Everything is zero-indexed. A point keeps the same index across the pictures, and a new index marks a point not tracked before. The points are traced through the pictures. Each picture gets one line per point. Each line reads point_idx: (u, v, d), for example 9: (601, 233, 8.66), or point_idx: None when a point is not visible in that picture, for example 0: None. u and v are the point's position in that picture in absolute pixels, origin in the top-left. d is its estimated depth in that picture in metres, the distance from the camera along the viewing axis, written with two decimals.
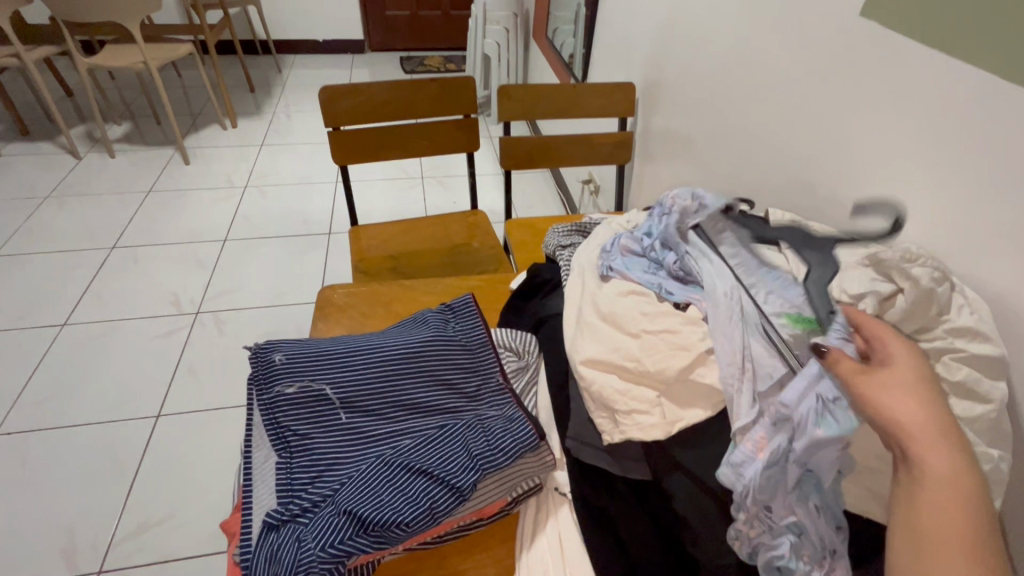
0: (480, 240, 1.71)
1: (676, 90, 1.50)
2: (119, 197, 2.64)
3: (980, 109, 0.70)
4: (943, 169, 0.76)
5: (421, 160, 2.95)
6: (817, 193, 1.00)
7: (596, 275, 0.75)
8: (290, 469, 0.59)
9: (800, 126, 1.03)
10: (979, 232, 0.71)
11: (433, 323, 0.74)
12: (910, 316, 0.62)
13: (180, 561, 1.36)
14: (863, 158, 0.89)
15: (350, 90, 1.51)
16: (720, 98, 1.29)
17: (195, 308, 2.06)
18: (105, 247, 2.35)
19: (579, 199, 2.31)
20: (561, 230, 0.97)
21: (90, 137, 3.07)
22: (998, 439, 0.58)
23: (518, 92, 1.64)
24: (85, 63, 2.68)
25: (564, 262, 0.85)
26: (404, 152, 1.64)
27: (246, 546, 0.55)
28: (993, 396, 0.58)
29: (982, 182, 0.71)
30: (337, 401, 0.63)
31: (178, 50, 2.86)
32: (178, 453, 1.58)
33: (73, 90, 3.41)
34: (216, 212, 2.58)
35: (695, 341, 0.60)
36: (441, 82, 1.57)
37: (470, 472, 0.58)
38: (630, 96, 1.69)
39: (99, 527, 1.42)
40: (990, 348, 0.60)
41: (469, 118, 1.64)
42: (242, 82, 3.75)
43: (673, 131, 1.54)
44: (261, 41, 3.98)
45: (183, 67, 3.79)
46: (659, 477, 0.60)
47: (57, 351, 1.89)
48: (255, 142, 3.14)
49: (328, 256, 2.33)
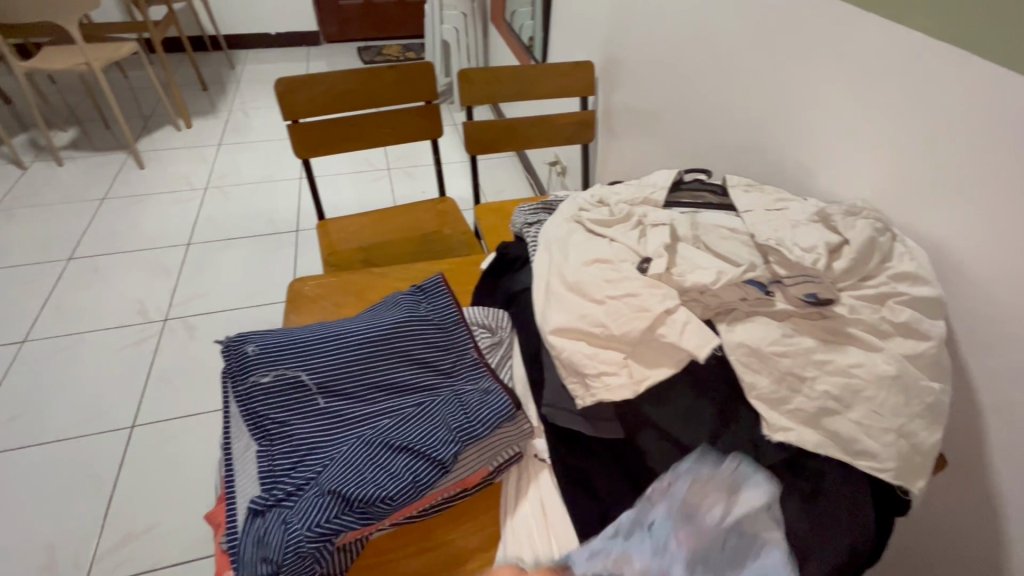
0: (450, 226, 1.71)
1: (634, 66, 1.52)
2: (71, 207, 2.54)
3: (917, 67, 0.74)
4: (884, 127, 0.80)
5: (386, 151, 2.92)
6: (771, 159, 1.04)
7: (561, 248, 0.76)
8: (271, 456, 0.60)
9: (752, 95, 1.06)
10: (922, 182, 0.76)
11: (405, 304, 0.74)
12: (858, 266, 0.66)
13: (169, 568, 1.34)
14: (811, 122, 0.93)
15: (305, 81, 1.48)
16: (676, 73, 1.31)
17: (163, 315, 2.01)
18: (61, 259, 2.26)
19: (547, 181, 2.32)
20: (527, 209, 0.98)
21: (34, 146, 2.93)
22: (939, 373, 0.62)
23: (480, 76, 1.64)
24: (22, 67, 2.55)
25: (532, 238, 0.87)
26: (365, 143, 1.62)
27: (233, 533, 0.56)
28: (932, 333, 0.62)
29: (921, 136, 0.75)
30: (314, 386, 0.64)
31: (122, 49, 2.75)
32: (157, 462, 1.56)
33: (12, 97, 3.24)
34: (177, 215, 2.51)
35: (655, 302, 0.63)
36: (399, 68, 1.56)
37: (451, 444, 0.60)
38: (591, 74, 1.70)
39: (80, 542, 1.39)
40: (927, 290, 0.64)
41: (431, 105, 1.63)
42: (193, 80, 3.61)
43: (633, 107, 1.56)
44: (210, 36, 3.84)
45: (129, 67, 3.63)
46: (631, 435, 0.63)
47: (18, 368, 1.82)
48: (213, 142, 3.04)
49: (297, 254, 2.30)
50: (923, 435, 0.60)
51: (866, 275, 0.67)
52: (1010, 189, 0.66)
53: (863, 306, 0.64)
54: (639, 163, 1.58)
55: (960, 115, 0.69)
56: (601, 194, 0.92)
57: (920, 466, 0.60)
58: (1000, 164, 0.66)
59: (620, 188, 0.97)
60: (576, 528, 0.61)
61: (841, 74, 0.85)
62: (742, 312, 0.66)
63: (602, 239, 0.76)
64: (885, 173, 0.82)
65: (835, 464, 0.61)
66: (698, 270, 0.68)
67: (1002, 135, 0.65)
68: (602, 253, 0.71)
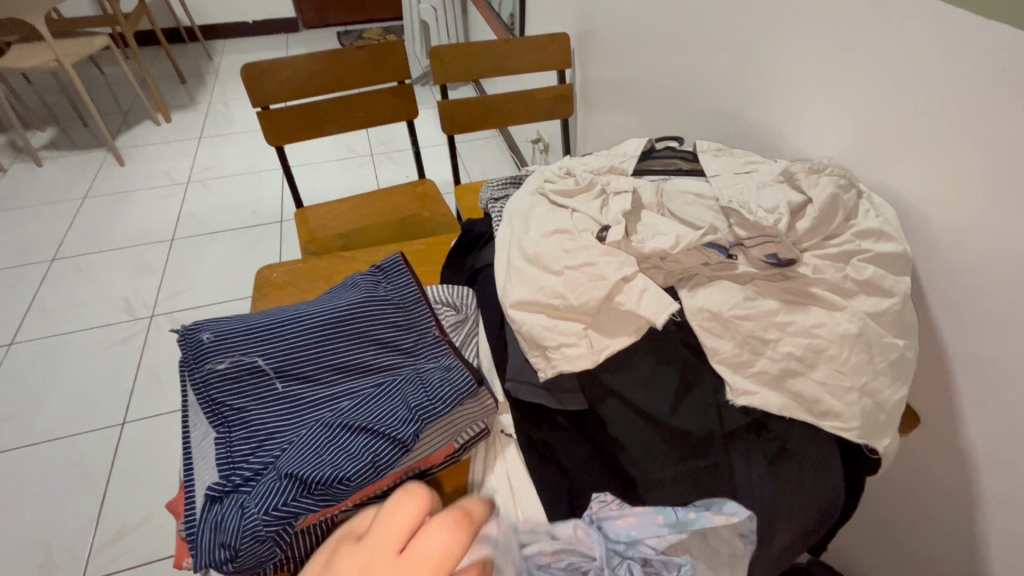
0: (431, 208, 1.69)
1: (607, 35, 1.49)
2: (52, 207, 2.51)
3: (879, 16, 0.72)
4: (849, 82, 0.78)
5: (369, 137, 2.88)
6: (744, 122, 1.02)
7: (522, 220, 0.75)
8: (230, 443, 0.59)
9: (723, 57, 1.03)
10: (889, 136, 0.74)
11: (364, 285, 0.73)
12: (820, 223, 0.65)
13: (165, 560, 1.36)
14: (780, 80, 0.90)
15: (271, 67, 1.44)
16: (649, 39, 1.28)
17: (150, 311, 2.00)
18: (45, 260, 2.24)
19: (531, 159, 2.29)
20: (495, 184, 0.96)
21: (11, 147, 2.89)
22: (904, 329, 0.61)
23: (450, 53, 1.60)
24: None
25: (496, 213, 0.86)
26: (339, 127, 1.59)
27: (191, 521, 0.56)
28: (895, 289, 0.61)
29: (885, 89, 0.73)
30: (271, 371, 0.63)
31: (94, 43, 2.69)
32: (150, 455, 1.57)
33: None
34: (160, 210, 2.49)
35: (612, 271, 0.62)
36: (368, 49, 1.52)
37: (411, 423, 0.59)
38: (566, 46, 1.66)
39: (78, 538, 1.41)
40: (892, 247, 0.63)
41: (404, 85, 1.60)
42: (171, 73, 3.55)
43: (609, 78, 1.53)
44: (185, 28, 3.76)
45: (105, 63, 3.57)
46: (594, 406, 0.62)
47: (9, 370, 1.82)
48: (193, 135, 3.00)
49: (283, 244, 2.28)
50: (887, 390, 0.59)
51: (831, 235, 0.65)
52: (974, 141, 0.64)
53: (825, 265, 0.63)
54: (619, 135, 1.55)
55: (924, 66, 0.67)
56: (568, 164, 0.90)
57: (886, 422, 0.59)
58: (962, 115, 0.65)
59: (590, 159, 0.95)
60: (543, 503, 0.61)
61: (807, 28, 0.83)
62: (704, 277, 0.65)
63: (564, 211, 0.75)
64: (853, 129, 0.79)
65: (802, 426, 0.60)
66: (657, 237, 0.66)
67: (966, 82, 0.63)
68: (562, 224, 0.70)
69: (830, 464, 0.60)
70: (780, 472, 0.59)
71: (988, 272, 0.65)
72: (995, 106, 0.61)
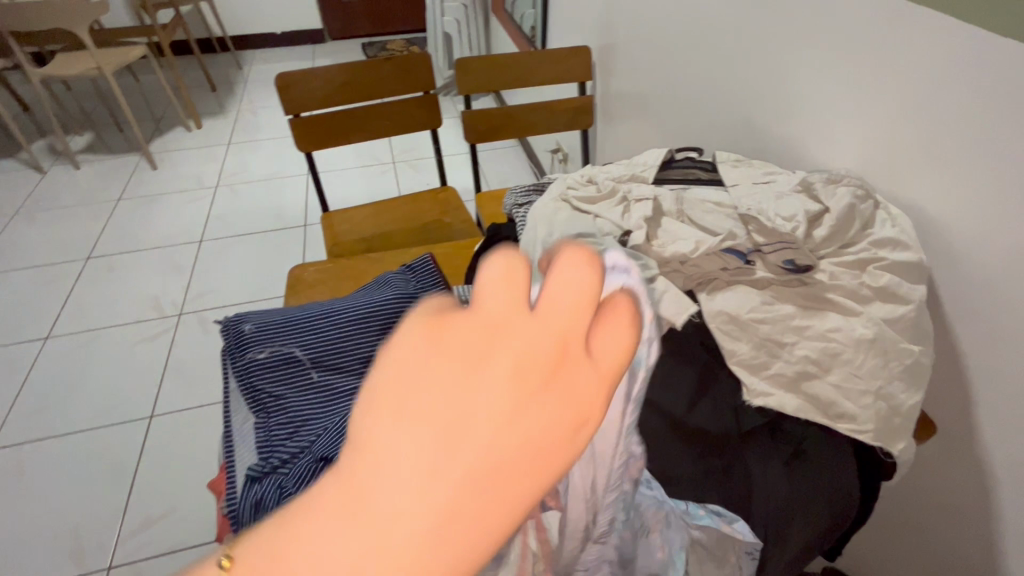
0: (451, 214, 1.73)
1: (628, 48, 1.52)
2: (88, 208, 2.61)
3: (897, 33, 0.74)
4: (867, 96, 0.80)
5: (390, 145, 2.95)
6: (762, 134, 1.04)
7: (546, 225, 0.78)
8: (269, 428, 0.63)
9: (741, 71, 1.06)
10: (906, 149, 0.76)
11: (394, 283, 0.77)
12: (837, 231, 0.67)
13: (188, 550, 1.40)
14: (797, 94, 0.93)
15: (303, 76, 1.50)
16: (667, 52, 1.32)
17: (178, 310, 2.07)
18: (80, 258, 2.33)
19: (549, 168, 2.33)
20: (519, 191, 1.00)
21: (51, 151, 3.02)
22: (920, 337, 0.63)
23: (475, 65, 1.65)
24: (38, 74, 2.63)
25: (521, 219, 0.89)
26: (365, 135, 1.65)
27: (232, 498, 0.59)
28: (912, 297, 0.63)
29: (903, 103, 0.75)
30: (307, 361, 0.67)
31: (132, 53, 2.81)
32: (176, 449, 1.62)
33: (30, 103, 3.33)
34: (190, 213, 2.57)
35: None
36: (397, 60, 1.58)
37: None
38: (587, 59, 1.71)
39: (106, 526, 1.45)
40: (907, 255, 0.65)
41: (429, 95, 1.66)
42: (202, 81, 3.68)
43: (629, 90, 1.56)
44: (217, 38, 3.90)
45: (140, 71, 3.71)
46: None
47: (44, 364, 1.89)
48: (222, 142, 3.10)
49: (306, 247, 2.35)
50: (902, 393, 0.61)
51: (847, 243, 0.67)
52: (991, 156, 0.65)
53: (842, 271, 0.64)
54: (638, 146, 1.58)
55: (939, 82, 0.69)
56: (590, 173, 0.94)
57: (900, 425, 0.61)
58: (979, 128, 0.66)
59: (611, 168, 0.98)
60: None
61: (823, 44, 0.85)
62: (723, 281, 0.67)
63: (588, 216, 0.78)
64: (871, 142, 0.81)
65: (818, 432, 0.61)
66: (677, 242, 0.69)
67: (980, 99, 0.65)
68: (585, 230, 0.73)
69: (844, 473, 0.61)
70: (796, 478, 0.60)
71: (1004, 282, 0.67)
72: (1012, 122, 0.63)
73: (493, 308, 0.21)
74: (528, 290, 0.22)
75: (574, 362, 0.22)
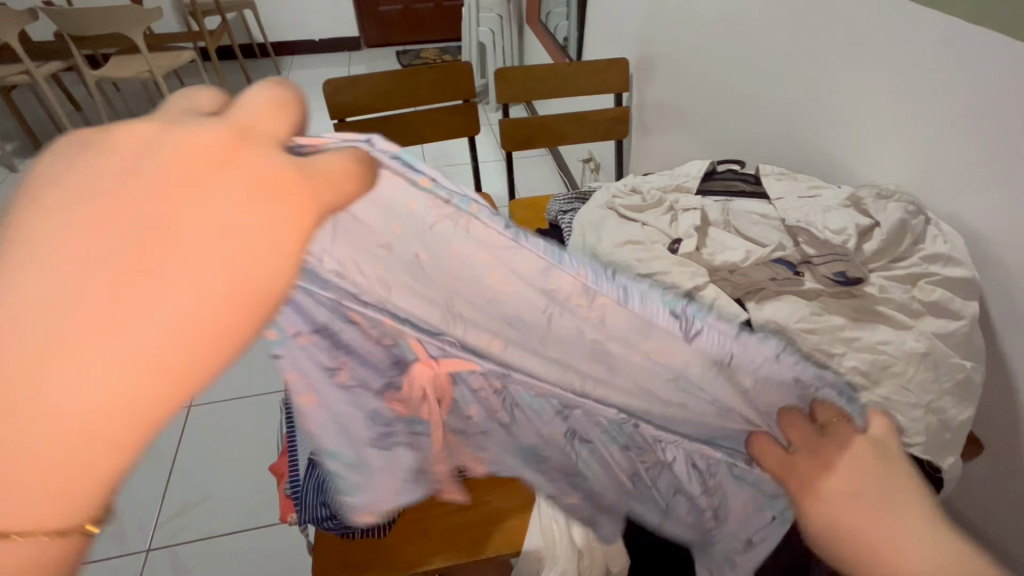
0: None
1: (667, 61, 1.54)
2: None
3: (948, 51, 0.74)
4: (913, 113, 0.80)
5: (423, 151, 3.01)
6: (803, 148, 1.05)
7: (594, 232, 0.81)
8: None
9: (784, 86, 1.07)
10: (953, 166, 0.76)
11: None
12: (887, 245, 0.68)
13: (224, 537, 1.43)
14: (840, 110, 0.94)
15: (350, 82, 1.55)
16: (707, 67, 1.34)
17: None
18: None
19: (581, 177, 2.36)
20: (562, 200, 1.02)
21: None
22: (970, 352, 0.63)
23: (515, 74, 1.69)
24: (93, 76, 2.76)
25: (567, 225, 0.93)
26: (406, 140, 1.69)
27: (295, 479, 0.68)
28: (963, 312, 0.63)
29: (950, 121, 0.75)
30: None
31: (181, 57, 2.93)
32: (212, 438, 1.66)
33: (81, 102, 3.48)
34: None
35: (684, 280, 0.67)
36: (439, 69, 1.63)
37: None
38: (624, 71, 1.73)
39: (146, 510, 1.49)
40: (959, 271, 0.66)
41: (469, 103, 1.70)
42: (243, 85, 3.81)
43: (666, 103, 1.58)
44: (258, 44, 4.04)
45: (185, 74, 3.86)
46: None
47: None
48: None
49: None
50: (952, 407, 0.61)
51: (897, 257, 0.68)
52: None
53: (892, 286, 0.65)
54: (674, 157, 1.60)
55: (985, 101, 0.70)
56: (633, 182, 0.95)
57: (948, 439, 0.61)
58: None
59: (653, 178, 1.00)
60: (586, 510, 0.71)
61: (869, 61, 0.86)
62: (771, 291, 0.67)
63: (635, 224, 0.80)
64: (917, 159, 0.81)
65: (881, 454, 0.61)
66: (727, 251, 0.72)
67: None
68: (635, 237, 0.76)
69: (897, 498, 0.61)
70: None
71: None
72: None
73: (173, 122, 0.34)
74: (205, 108, 0.35)
75: (250, 129, 0.34)
